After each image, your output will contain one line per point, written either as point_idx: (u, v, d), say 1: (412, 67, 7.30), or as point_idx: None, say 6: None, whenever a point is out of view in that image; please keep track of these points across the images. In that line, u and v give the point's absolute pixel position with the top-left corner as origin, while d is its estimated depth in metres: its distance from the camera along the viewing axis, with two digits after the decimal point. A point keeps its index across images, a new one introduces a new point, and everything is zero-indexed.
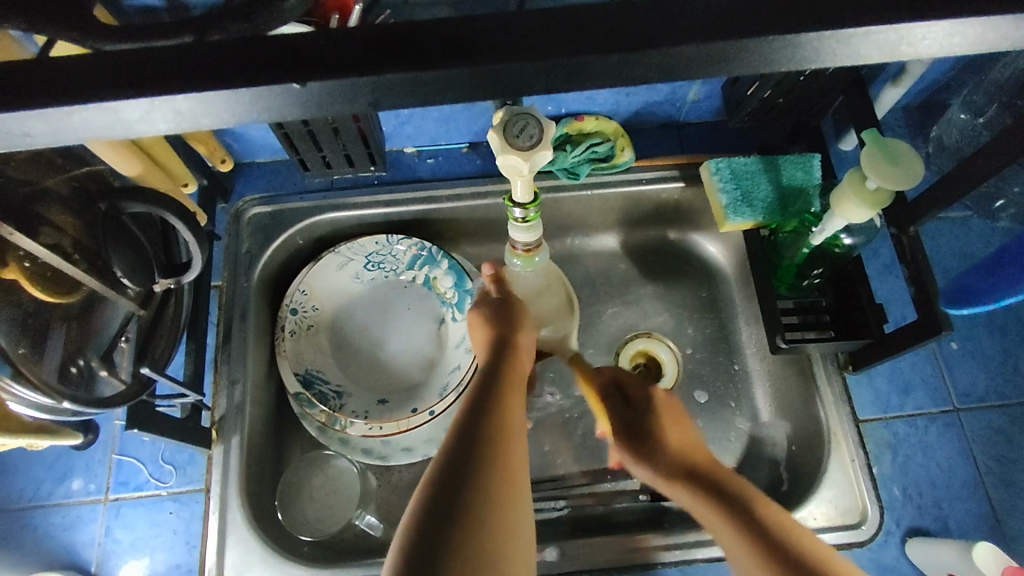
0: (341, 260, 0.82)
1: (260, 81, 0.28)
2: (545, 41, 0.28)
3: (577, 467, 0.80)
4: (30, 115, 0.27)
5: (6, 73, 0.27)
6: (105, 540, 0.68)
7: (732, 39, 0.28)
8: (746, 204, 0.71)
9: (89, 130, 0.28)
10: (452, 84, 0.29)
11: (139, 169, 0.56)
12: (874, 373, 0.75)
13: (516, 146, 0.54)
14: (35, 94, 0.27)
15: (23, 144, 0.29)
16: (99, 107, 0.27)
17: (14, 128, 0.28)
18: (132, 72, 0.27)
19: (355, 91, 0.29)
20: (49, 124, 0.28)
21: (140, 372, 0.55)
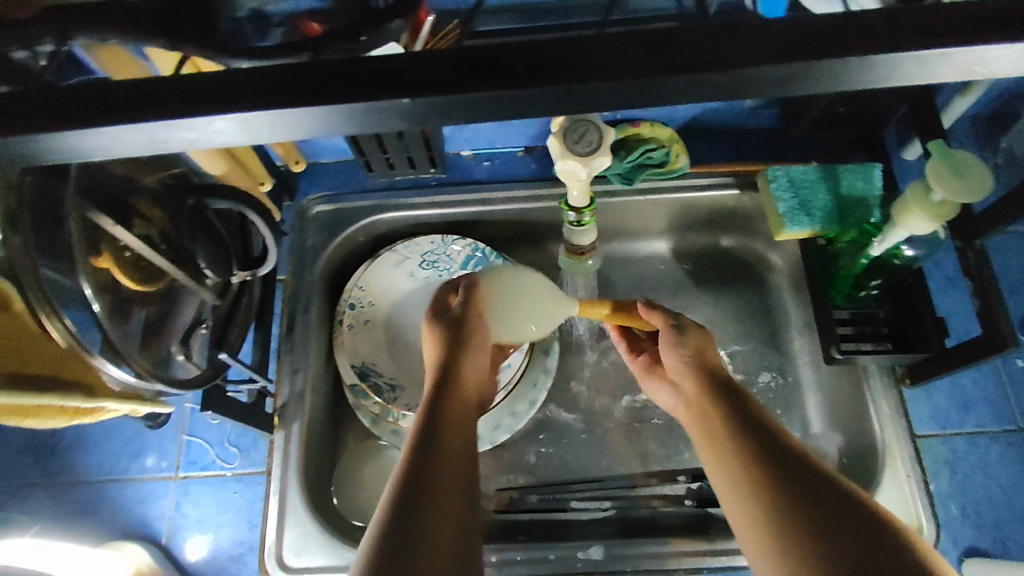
0: (397, 258, 0.85)
1: (354, 91, 0.30)
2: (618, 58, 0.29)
3: (623, 469, 0.80)
4: (168, 125, 0.30)
5: (150, 88, 0.31)
6: (175, 514, 0.73)
7: (803, 61, 0.29)
8: (804, 213, 0.71)
9: (219, 135, 0.31)
10: (527, 100, 0.31)
11: (225, 168, 0.61)
12: (932, 388, 0.73)
13: (575, 152, 0.56)
14: (173, 103, 0.30)
15: (166, 151, 0.32)
16: (229, 117, 0.30)
17: (155, 137, 0.31)
18: (251, 87, 0.30)
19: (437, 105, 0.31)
20: (188, 131, 0.31)
21: (220, 357, 0.60)
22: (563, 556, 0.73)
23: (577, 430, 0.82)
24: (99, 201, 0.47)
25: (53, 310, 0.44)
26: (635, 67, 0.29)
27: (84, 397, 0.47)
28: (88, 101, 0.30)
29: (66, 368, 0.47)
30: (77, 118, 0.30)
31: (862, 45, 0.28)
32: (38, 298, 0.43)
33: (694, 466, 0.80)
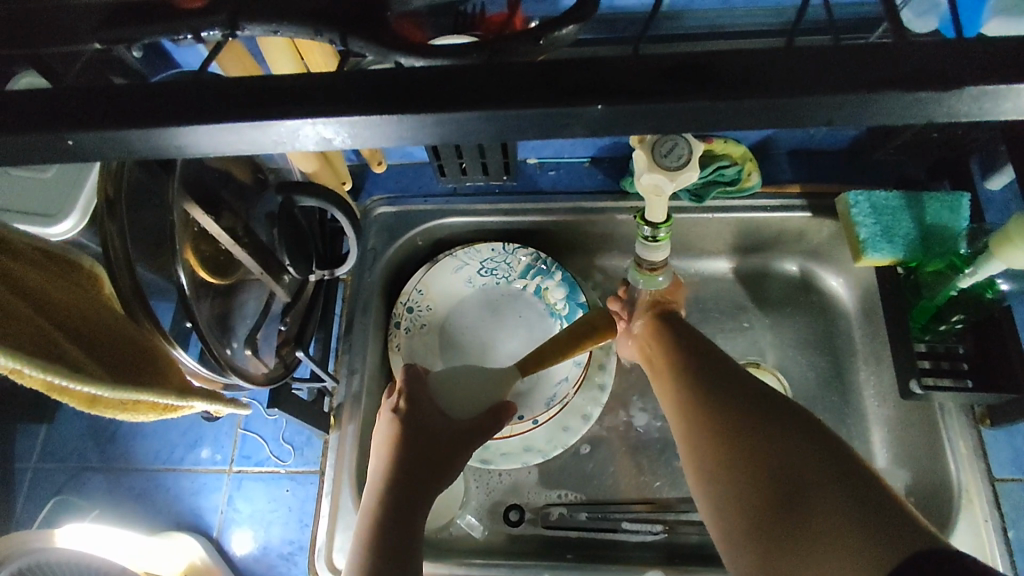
0: (457, 264, 0.84)
1: (479, 82, 0.28)
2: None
3: (677, 494, 0.78)
4: (295, 124, 0.28)
5: (275, 85, 0.28)
6: (226, 508, 0.73)
7: (1000, 84, 0.25)
8: (886, 240, 0.68)
9: (337, 139, 0.29)
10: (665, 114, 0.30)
11: (315, 166, 0.62)
12: (1014, 431, 0.70)
13: (663, 166, 0.55)
14: (294, 101, 0.28)
15: (279, 151, 0.30)
16: (355, 120, 0.27)
17: (281, 138, 0.29)
18: (372, 84, 0.28)
19: None
20: (309, 131, 0.28)
21: (296, 356, 0.60)
22: None
23: (631, 449, 0.80)
24: (193, 193, 0.47)
25: (141, 297, 0.44)
26: (808, 85, 0.26)
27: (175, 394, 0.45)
28: (208, 95, 0.28)
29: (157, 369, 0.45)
30: (191, 114, 0.28)
31: None
32: (128, 286, 0.43)
33: None
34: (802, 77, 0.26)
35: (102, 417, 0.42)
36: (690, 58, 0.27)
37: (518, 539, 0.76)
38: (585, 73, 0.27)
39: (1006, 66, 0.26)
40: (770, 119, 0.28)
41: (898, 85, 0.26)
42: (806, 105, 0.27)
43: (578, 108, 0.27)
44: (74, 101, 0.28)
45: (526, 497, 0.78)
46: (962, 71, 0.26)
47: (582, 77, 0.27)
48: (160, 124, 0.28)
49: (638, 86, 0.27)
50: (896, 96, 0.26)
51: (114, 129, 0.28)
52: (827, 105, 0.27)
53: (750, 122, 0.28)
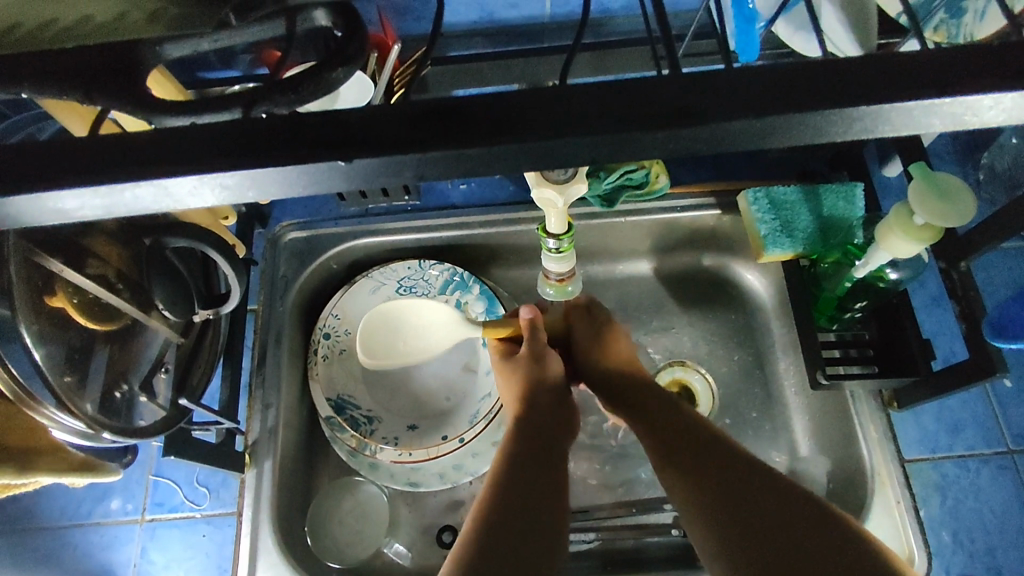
0: (373, 285, 0.83)
1: (289, 132, 0.27)
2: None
3: (607, 500, 0.77)
4: (86, 190, 0.26)
5: (68, 147, 0.26)
6: (140, 560, 0.70)
7: (792, 107, 0.26)
8: (786, 235, 0.69)
9: (136, 203, 0.27)
10: None
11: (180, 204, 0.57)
12: (920, 411, 0.72)
13: (551, 179, 0.54)
14: (84, 164, 0.26)
15: (78, 217, 0.28)
16: (152, 182, 0.26)
17: (67, 202, 0.27)
18: (169, 144, 0.26)
19: None
20: (99, 199, 0.27)
21: (180, 403, 0.56)
22: None
23: None
24: (44, 244, 0.45)
25: None
26: (606, 120, 0.26)
27: (17, 471, 0.49)
28: None
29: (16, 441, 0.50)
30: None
31: (854, 81, 0.26)
32: None
33: None
34: (606, 108, 0.26)
35: None
36: (504, 94, 0.27)
37: None
38: (392, 112, 0.26)
39: (800, 86, 0.26)
40: (586, 151, 0.27)
41: (697, 109, 0.26)
42: (616, 134, 0.26)
43: (379, 148, 0.26)
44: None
45: (459, 517, 0.76)
46: (760, 95, 0.26)
47: (391, 117, 0.26)
48: None
49: (447, 126, 0.26)
50: (697, 121, 0.26)
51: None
52: (638, 130, 0.26)
53: (568, 156, 0.27)
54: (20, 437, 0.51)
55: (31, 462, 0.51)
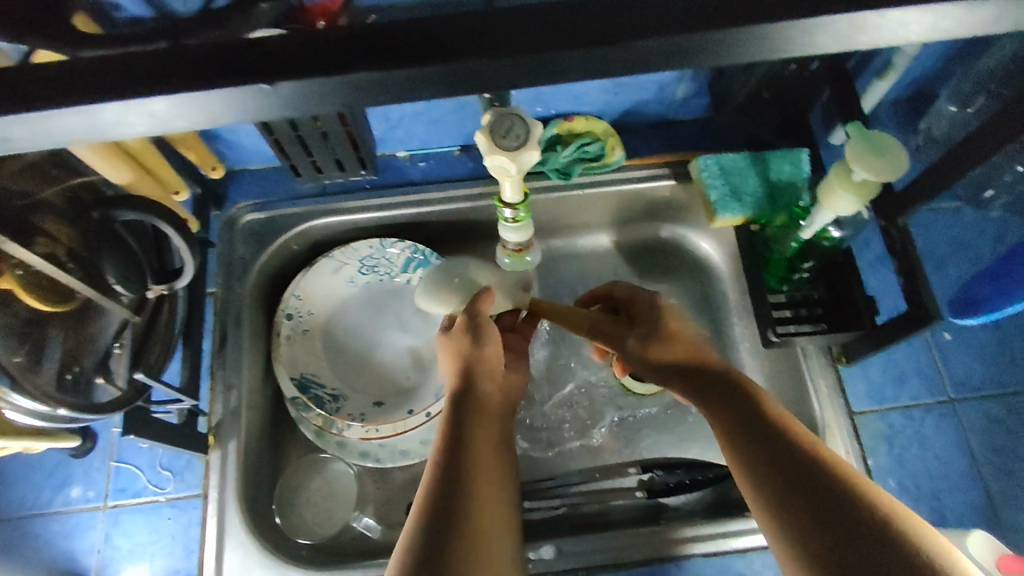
0: (335, 264, 0.82)
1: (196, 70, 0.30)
2: (518, 51, 0.30)
3: (574, 467, 0.79)
4: (15, 120, 0.29)
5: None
6: (104, 547, 0.69)
7: None
8: (735, 200, 0.72)
9: (62, 130, 0.30)
10: (419, 82, 0.31)
11: (130, 177, 0.56)
12: (867, 365, 0.75)
13: (502, 146, 0.55)
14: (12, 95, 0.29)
15: (15, 147, 0.31)
16: (79, 111, 0.29)
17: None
18: (96, 79, 0.29)
19: (324, 93, 0.31)
20: (29, 128, 0.30)
21: (136, 378, 0.56)
22: None
23: (527, 428, 0.80)
24: None
25: None
26: None
27: None
28: None
29: None
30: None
31: None
32: None
33: (645, 458, 0.79)
34: None
35: None
36: None
37: None
38: None
39: None
40: None
41: None
42: None
43: None
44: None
45: None
46: None
47: None
48: None
49: None
50: None
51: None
52: None
53: None
54: None
55: None
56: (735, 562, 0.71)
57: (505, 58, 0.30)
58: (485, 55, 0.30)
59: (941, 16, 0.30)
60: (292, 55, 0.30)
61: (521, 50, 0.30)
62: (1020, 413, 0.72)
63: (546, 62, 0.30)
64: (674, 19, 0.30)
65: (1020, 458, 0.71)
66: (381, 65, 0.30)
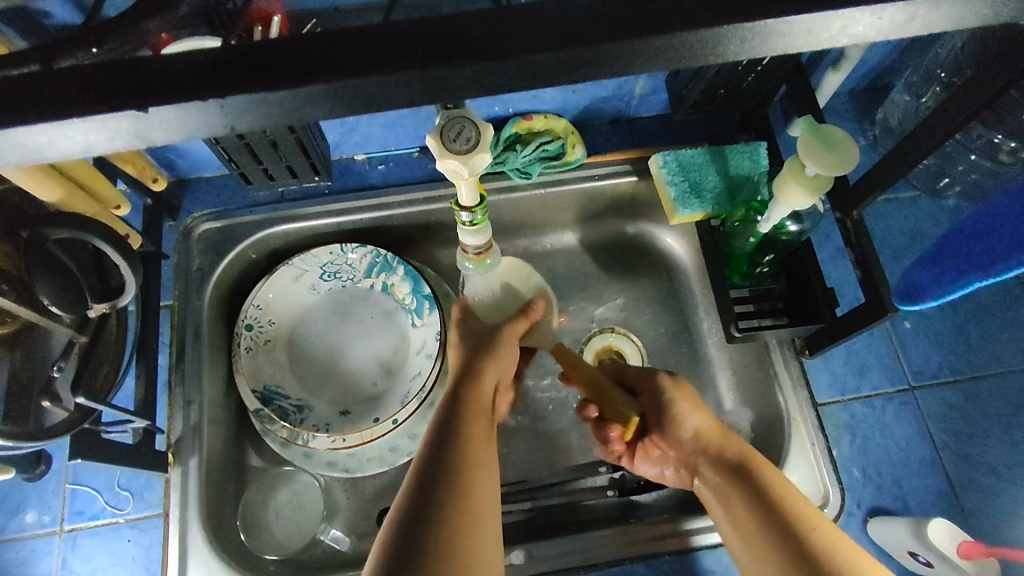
0: (295, 272, 0.80)
1: (87, 96, 0.28)
2: (439, 63, 0.29)
3: (545, 468, 0.78)
4: None
5: None
6: (62, 572, 0.67)
7: None
8: (695, 196, 0.72)
9: None
10: (303, 103, 0.30)
11: (60, 194, 0.54)
12: (830, 356, 0.75)
13: (452, 150, 0.54)
14: None
15: None
16: None
17: None
18: None
19: (232, 112, 0.29)
20: None
21: (77, 401, 0.52)
22: None
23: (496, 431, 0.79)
24: None
25: None
26: None
27: None
28: None
29: None
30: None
31: None
32: None
33: None
34: None
35: None
36: None
37: None
38: None
39: None
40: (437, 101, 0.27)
41: None
42: None
43: None
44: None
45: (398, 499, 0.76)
46: None
47: None
48: None
49: None
50: None
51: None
52: None
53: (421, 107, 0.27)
54: None
55: None
56: (706, 558, 0.71)
57: (427, 70, 0.29)
58: (404, 68, 0.29)
59: (867, 21, 0.29)
60: (202, 72, 0.29)
61: (442, 62, 0.29)
62: (978, 398, 0.73)
63: (468, 73, 0.29)
64: (598, 25, 0.29)
65: (979, 443, 0.72)
66: (296, 79, 0.29)
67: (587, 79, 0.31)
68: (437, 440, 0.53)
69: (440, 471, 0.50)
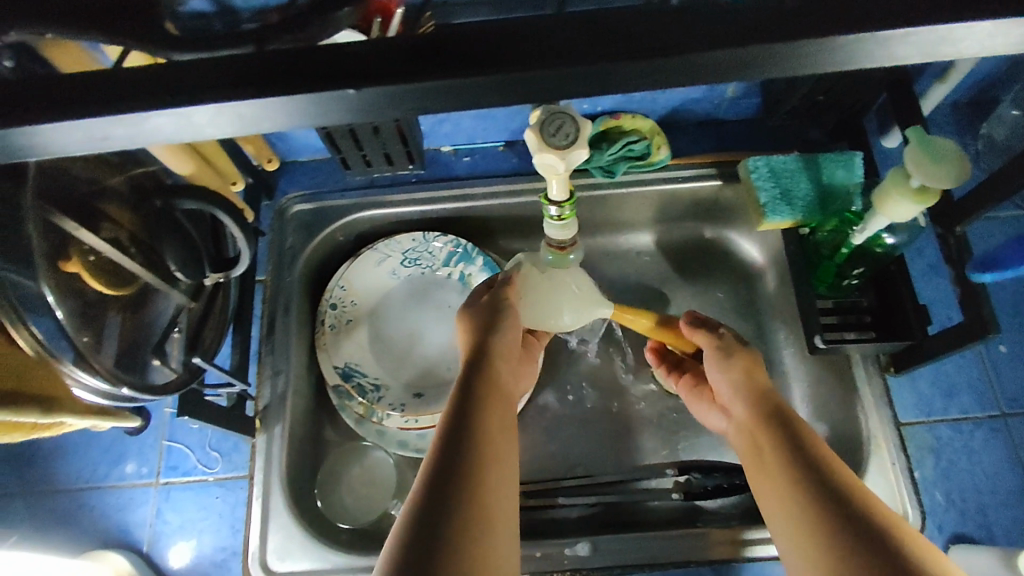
0: (378, 257, 0.84)
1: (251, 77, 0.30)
2: (575, 59, 0.30)
3: (611, 465, 0.78)
4: (112, 120, 0.31)
5: (110, 79, 0.31)
6: (156, 521, 0.72)
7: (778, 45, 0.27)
8: (785, 203, 0.70)
9: (162, 129, 0.32)
10: (447, 89, 0.31)
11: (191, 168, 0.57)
12: (916, 375, 0.73)
13: (552, 144, 0.55)
14: (139, 95, 0.30)
15: (103, 146, 0.33)
16: (171, 111, 0.31)
17: (96, 134, 0.31)
18: (195, 80, 0.30)
19: (379, 100, 0.31)
20: (128, 128, 0.31)
21: (194, 362, 0.57)
22: (549, 553, 0.71)
23: (564, 426, 0.80)
24: (65, 204, 0.46)
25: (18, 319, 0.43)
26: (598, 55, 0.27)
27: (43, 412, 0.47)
28: (34, 90, 0.31)
29: (46, 385, 0.48)
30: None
31: None
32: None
33: (682, 459, 0.78)
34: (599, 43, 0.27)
35: None
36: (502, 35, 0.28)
37: None
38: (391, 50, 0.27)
39: None
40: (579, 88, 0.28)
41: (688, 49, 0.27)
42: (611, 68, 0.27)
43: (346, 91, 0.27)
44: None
45: None
46: None
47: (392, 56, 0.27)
48: None
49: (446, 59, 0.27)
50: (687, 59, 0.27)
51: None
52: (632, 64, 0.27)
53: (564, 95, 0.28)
54: (46, 385, 0.48)
55: (53, 406, 0.48)
56: (774, 569, 0.70)
57: (565, 63, 0.30)
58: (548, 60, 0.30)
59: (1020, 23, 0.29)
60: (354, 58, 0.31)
61: (582, 56, 0.30)
62: None
63: (602, 70, 0.31)
64: (735, 27, 0.30)
65: None
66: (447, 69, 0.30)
67: (720, 78, 0.32)
68: (448, 450, 0.50)
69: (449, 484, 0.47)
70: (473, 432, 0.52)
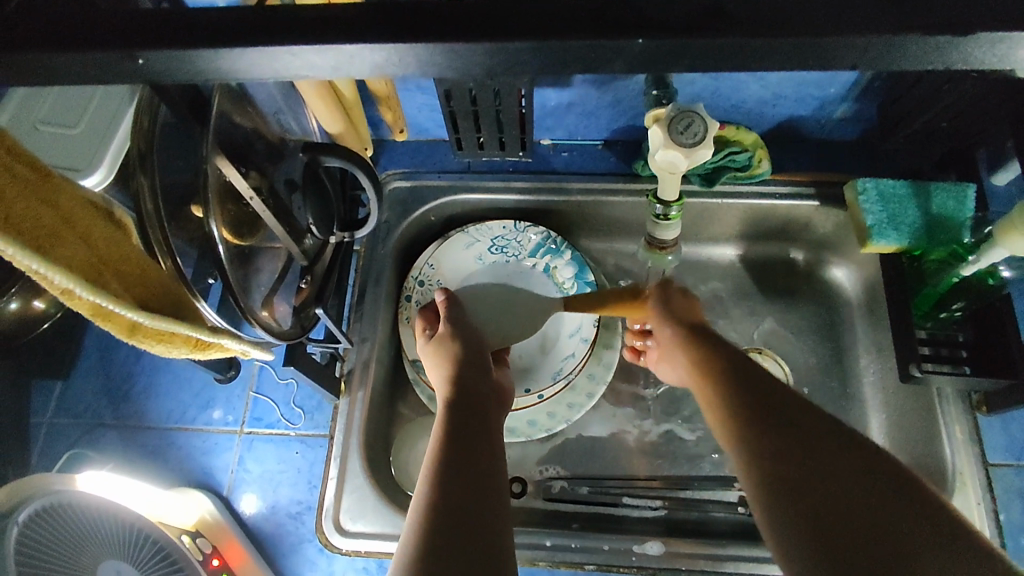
0: (468, 240, 0.86)
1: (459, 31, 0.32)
2: (779, 40, 0.31)
3: (679, 471, 0.79)
4: (364, 49, 0.32)
5: (361, 15, 0.32)
6: (237, 468, 0.74)
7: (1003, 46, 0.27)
8: (891, 228, 0.70)
9: (385, 68, 0.33)
10: (646, 61, 0.32)
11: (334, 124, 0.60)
12: (1009, 418, 0.72)
13: (679, 142, 0.56)
14: (394, 28, 0.32)
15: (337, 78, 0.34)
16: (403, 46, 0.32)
17: (339, 67, 0.33)
18: (431, 24, 0.32)
19: (579, 67, 0.33)
20: (375, 61, 0.32)
21: (316, 312, 0.63)
22: (615, 548, 0.71)
23: (634, 427, 0.81)
24: (224, 148, 0.48)
25: (166, 249, 0.46)
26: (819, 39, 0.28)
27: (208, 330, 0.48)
28: (259, 23, 0.33)
29: (188, 308, 0.48)
30: (224, 51, 0.33)
31: None
32: (155, 236, 0.45)
33: None
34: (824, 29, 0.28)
35: (139, 344, 0.45)
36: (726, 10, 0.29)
37: (521, 509, 0.77)
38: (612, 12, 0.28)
39: None
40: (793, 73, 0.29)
41: None
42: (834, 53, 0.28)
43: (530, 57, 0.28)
44: (149, 40, 0.33)
45: (530, 470, 0.79)
46: None
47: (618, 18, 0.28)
48: (199, 46, 0.32)
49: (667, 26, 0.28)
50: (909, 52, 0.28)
51: (154, 49, 0.32)
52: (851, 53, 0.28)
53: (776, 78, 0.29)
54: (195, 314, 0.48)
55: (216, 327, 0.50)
56: None
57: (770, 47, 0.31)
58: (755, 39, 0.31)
59: None
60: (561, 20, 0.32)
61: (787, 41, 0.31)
62: None
63: (805, 55, 0.31)
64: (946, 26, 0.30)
65: None
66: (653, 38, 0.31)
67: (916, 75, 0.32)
68: (443, 478, 0.49)
69: (449, 522, 0.46)
70: (468, 453, 0.51)
